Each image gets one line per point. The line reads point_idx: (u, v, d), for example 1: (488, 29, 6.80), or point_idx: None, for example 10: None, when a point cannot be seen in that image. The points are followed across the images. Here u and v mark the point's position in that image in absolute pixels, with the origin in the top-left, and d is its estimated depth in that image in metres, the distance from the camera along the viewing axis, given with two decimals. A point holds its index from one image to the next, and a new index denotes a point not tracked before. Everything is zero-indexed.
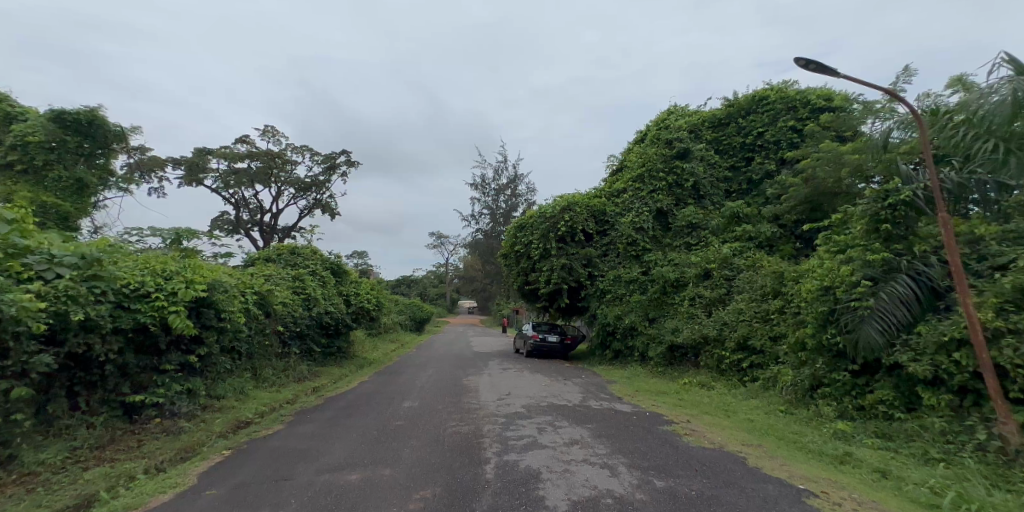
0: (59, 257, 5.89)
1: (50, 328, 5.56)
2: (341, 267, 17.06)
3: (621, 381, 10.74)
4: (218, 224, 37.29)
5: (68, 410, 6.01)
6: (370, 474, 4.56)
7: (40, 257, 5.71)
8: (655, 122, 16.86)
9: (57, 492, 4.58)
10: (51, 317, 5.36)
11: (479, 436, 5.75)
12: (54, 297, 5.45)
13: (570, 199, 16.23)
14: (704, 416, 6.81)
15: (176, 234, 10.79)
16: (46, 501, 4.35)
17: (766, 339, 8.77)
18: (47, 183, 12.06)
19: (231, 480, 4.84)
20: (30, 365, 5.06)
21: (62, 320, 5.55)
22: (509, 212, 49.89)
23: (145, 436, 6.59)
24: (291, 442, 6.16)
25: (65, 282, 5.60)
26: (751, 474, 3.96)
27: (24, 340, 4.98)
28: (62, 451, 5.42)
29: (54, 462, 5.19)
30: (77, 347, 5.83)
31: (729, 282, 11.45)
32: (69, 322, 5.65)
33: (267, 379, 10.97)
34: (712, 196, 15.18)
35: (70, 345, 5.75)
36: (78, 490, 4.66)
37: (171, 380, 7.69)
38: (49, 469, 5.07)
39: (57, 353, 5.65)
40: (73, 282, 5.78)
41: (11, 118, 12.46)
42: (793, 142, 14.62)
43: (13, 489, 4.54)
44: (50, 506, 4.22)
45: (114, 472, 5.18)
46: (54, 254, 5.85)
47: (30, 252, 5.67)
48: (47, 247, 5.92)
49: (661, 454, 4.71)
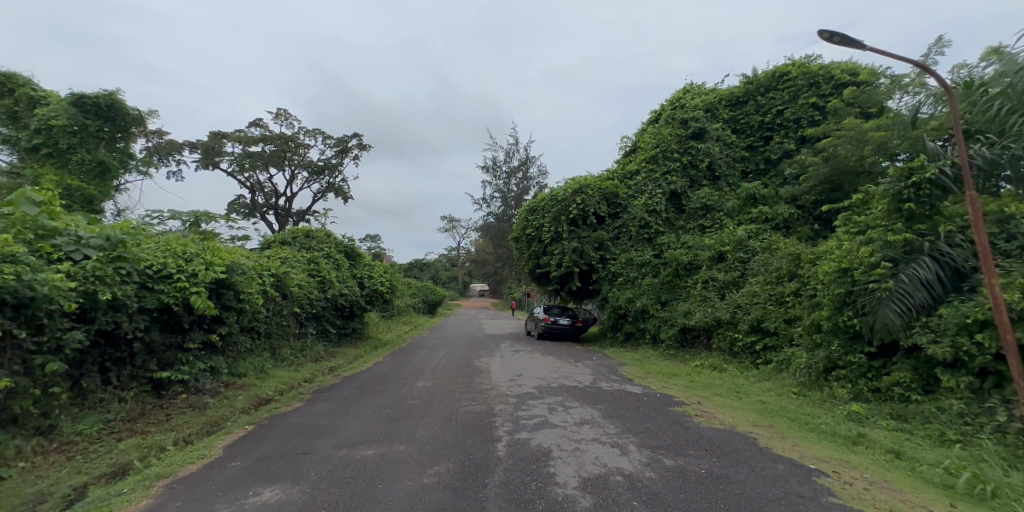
0: (85, 238, 6.12)
1: (81, 306, 5.74)
2: (355, 250, 17.25)
3: (632, 363, 10.76)
4: (234, 207, 37.81)
5: (101, 385, 6.27)
6: (385, 450, 4.66)
7: (68, 239, 5.92)
8: (670, 101, 16.50)
9: (94, 460, 4.92)
10: (81, 296, 5.55)
11: (491, 415, 5.84)
12: (83, 277, 5.65)
13: (583, 181, 16.10)
14: (715, 398, 6.81)
15: (195, 217, 10.97)
16: (85, 468, 4.70)
17: (780, 322, 8.66)
18: (70, 166, 12.34)
19: (253, 453, 5.00)
20: (64, 341, 5.34)
21: (92, 299, 5.75)
22: (521, 195, 49.68)
23: (173, 410, 6.82)
24: (309, 419, 6.32)
25: (93, 263, 5.83)
26: (761, 454, 3.96)
27: (56, 318, 5.26)
28: (97, 422, 5.77)
29: (90, 433, 5.55)
30: (106, 325, 6.01)
31: (743, 264, 11.31)
32: (98, 301, 5.84)
33: (285, 358, 11.23)
34: (729, 177, 14.86)
35: (100, 322, 5.93)
36: (114, 458, 4.97)
37: (195, 358, 7.90)
38: (86, 439, 5.43)
39: (88, 329, 5.83)
40: (100, 262, 6.01)
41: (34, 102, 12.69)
42: (815, 119, 14.08)
43: (54, 457, 4.90)
44: (88, 473, 4.56)
45: (146, 443, 5.45)
46: (81, 236, 6.07)
47: (59, 234, 5.89)
48: (74, 229, 6.13)
49: (671, 434, 4.72)
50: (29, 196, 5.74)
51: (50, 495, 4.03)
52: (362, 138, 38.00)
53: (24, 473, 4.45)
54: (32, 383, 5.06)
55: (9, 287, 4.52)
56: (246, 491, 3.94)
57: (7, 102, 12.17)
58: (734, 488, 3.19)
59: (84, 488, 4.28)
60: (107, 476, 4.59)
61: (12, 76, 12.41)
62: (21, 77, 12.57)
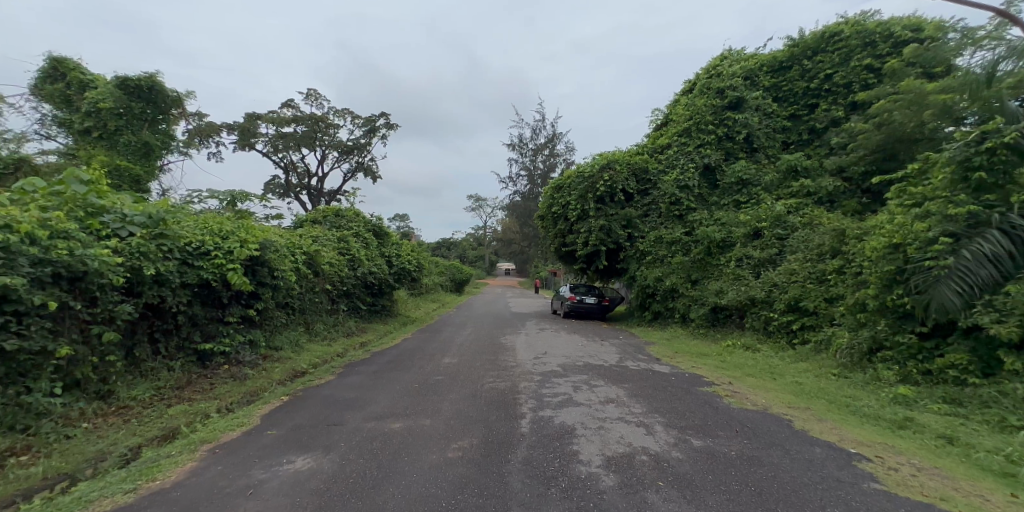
0: (130, 216, 6.28)
1: (128, 281, 5.92)
2: (384, 229, 17.46)
3: (660, 343, 10.54)
4: (270, 188, 38.90)
5: (152, 354, 6.54)
6: (411, 424, 4.70)
7: (114, 216, 6.10)
8: (706, 70, 15.75)
9: (147, 424, 5.16)
10: (129, 271, 5.77)
11: (515, 392, 5.83)
12: (130, 254, 5.85)
13: (611, 157, 15.71)
14: (748, 379, 6.58)
15: (231, 196, 11.25)
16: (139, 430, 4.93)
17: (821, 302, 8.26)
18: (119, 148, 12.87)
19: (289, 420, 5.02)
20: (116, 313, 5.55)
21: (138, 275, 5.96)
22: (548, 173, 49.10)
23: (216, 380, 7.05)
24: (338, 392, 6.44)
25: (138, 240, 6.00)
26: (797, 436, 3.79)
27: (108, 291, 5.49)
28: (150, 389, 6.00)
29: (144, 399, 5.79)
30: (153, 299, 6.21)
31: (781, 241, 10.84)
32: (144, 276, 6.03)
33: (318, 334, 11.56)
34: (768, 149, 14.14)
35: (147, 297, 6.12)
36: (166, 423, 5.21)
37: (234, 331, 8.12)
38: (140, 404, 5.68)
39: (136, 303, 6.04)
40: (145, 240, 6.19)
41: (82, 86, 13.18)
42: (868, 83, 13.04)
43: (113, 419, 5.15)
44: (143, 435, 4.78)
45: (193, 409, 5.69)
46: (126, 213, 6.24)
47: (106, 212, 6.07)
48: (121, 208, 6.35)
49: (700, 415, 4.57)
50: (78, 176, 5.98)
51: (110, 453, 4.28)
52: (389, 117, 38.13)
53: (87, 433, 4.72)
54: (91, 352, 5.35)
55: (63, 261, 4.79)
56: (280, 458, 4.00)
57: (60, 87, 12.69)
58: (767, 471, 3.05)
59: (138, 449, 4.52)
60: (159, 438, 4.79)
61: (63, 61, 12.89)
62: (71, 61, 13.05)
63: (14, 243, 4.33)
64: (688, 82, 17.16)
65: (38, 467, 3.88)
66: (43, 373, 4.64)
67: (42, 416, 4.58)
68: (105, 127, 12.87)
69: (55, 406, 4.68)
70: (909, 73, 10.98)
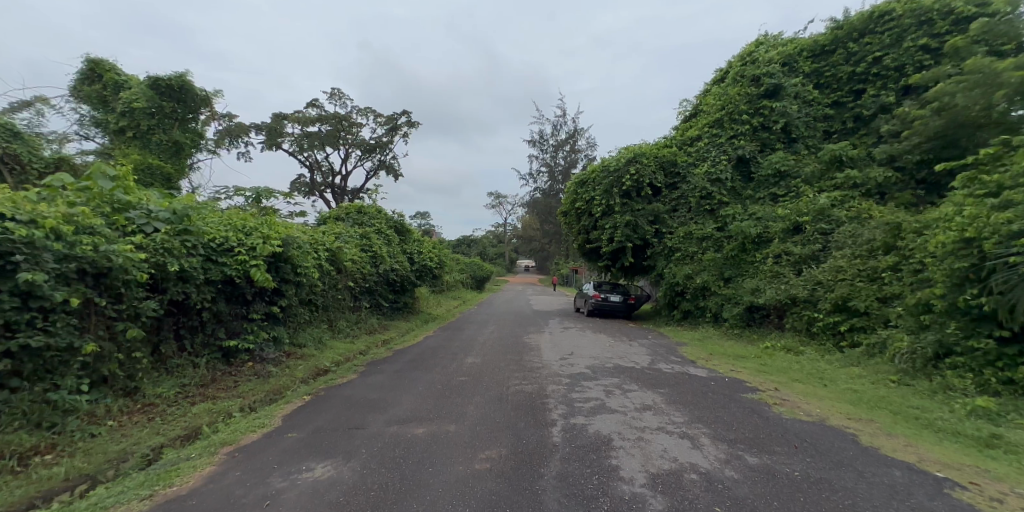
0: (155, 212, 5.89)
1: (152, 277, 5.50)
2: (406, 226, 17.32)
3: (693, 343, 10.05)
4: (295, 187, 39.50)
5: (177, 350, 6.11)
6: (436, 430, 4.39)
7: (140, 212, 5.72)
8: (739, 57, 15.14)
9: (171, 422, 4.70)
10: (152, 269, 5.34)
11: (543, 396, 5.50)
12: (154, 251, 5.43)
13: (637, 150, 15.23)
14: (797, 385, 6.09)
15: (256, 193, 11.20)
16: (162, 430, 4.49)
17: (873, 302, 7.86)
18: (151, 146, 12.98)
19: (309, 424, 4.63)
20: (141, 310, 5.15)
21: (162, 273, 5.53)
22: (569, 170, 48.61)
23: (240, 377, 6.65)
24: (359, 392, 6.20)
25: (162, 235, 5.58)
26: (868, 456, 3.36)
27: (133, 287, 5.10)
28: (174, 386, 5.54)
29: (169, 396, 5.32)
30: (177, 295, 5.78)
31: (825, 236, 10.25)
32: (168, 272, 5.60)
33: (341, 331, 11.45)
34: (808, 139, 13.42)
35: (172, 293, 5.70)
36: (188, 422, 4.76)
37: (259, 328, 7.80)
38: (165, 402, 5.21)
39: (161, 300, 5.63)
40: (170, 236, 5.76)
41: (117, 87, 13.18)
42: (923, 64, 12.09)
43: (136, 418, 4.70)
44: (165, 435, 4.33)
45: (217, 408, 5.25)
46: (151, 209, 5.86)
47: (132, 208, 5.70)
48: (145, 203, 5.95)
49: (751, 427, 4.14)
50: (104, 170, 5.66)
51: (132, 453, 3.90)
52: (411, 115, 38.22)
53: (111, 432, 4.31)
54: (117, 349, 4.98)
55: (87, 257, 4.46)
56: (300, 464, 3.60)
57: (96, 88, 12.77)
58: (842, 498, 2.65)
59: (162, 449, 4.09)
60: (182, 438, 4.35)
61: (99, 62, 12.93)
62: (106, 62, 13.09)
63: (39, 239, 3.99)
64: (720, 71, 16.52)
65: (60, 467, 3.54)
66: (70, 369, 4.33)
67: (68, 413, 4.24)
68: (138, 126, 12.92)
69: (81, 403, 4.32)
70: (975, 51, 10.08)
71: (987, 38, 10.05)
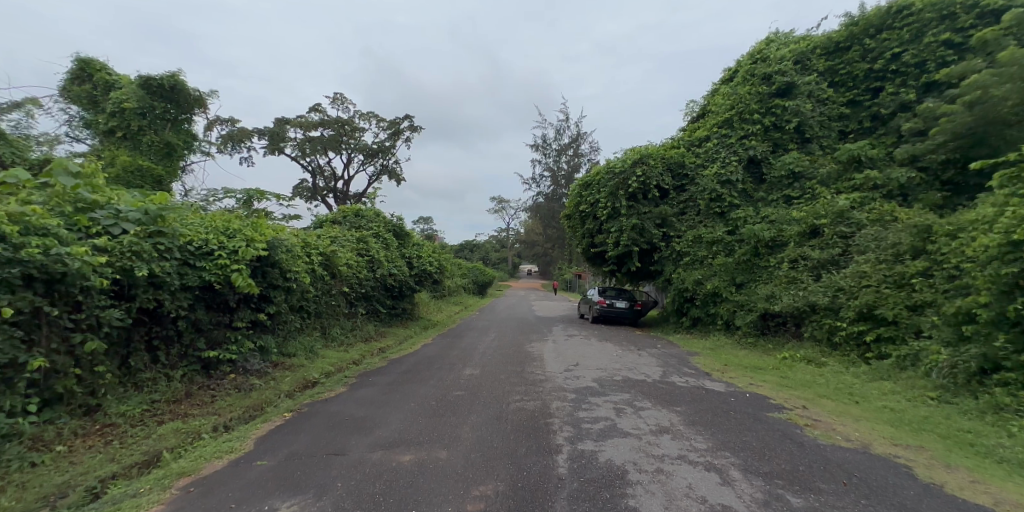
0: (125, 212, 5.37)
1: (117, 283, 4.97)
2: (404, 230, 16.85)
3: (705, 353, 9.56)
4: (297, 191, 39.22)
5: (149, 363, 5.57)
6: (425, 457, 3.86)
7: (107, 212, 5.20)
8: (749, 55, 14.68)
9: (130, 447, 4.15)
10: (117, 273, 4.80)
11: (547, 415, 4.96)
12: (120, 254, 4.88)
13: (644, 151, 14.76)
14: (826, 402, 5.54)
15: (248, 195, 10.72)
16: (118, 456, 3.93)
17: (902, 310, 7.44)
18: (142, 147, 12.37)
19: (283, 449, 4.10)
20: (103, 319, 4.63)
21: (129, 278, 4.99)
22: (572, 174, 48.25)
23: (220, 391, 6.13)
24: (346, 409, 5.70)
25: (130, 237, 5.05)
26: (934, 499, 2.83)
27: (94, 294, 4.57)
28: (141, 404, 5.00)
29: (134, 415, 4.77)
30: (148, 303, 5.25)
31: (845, 239, 9.72)
32: (137, 278, 5.07)
33: (335, 339, 10.96)
34: (822, 139, 12.92)
35: (141, 300, 5.17)
36: (150, 445, 4.20)
37: (243, 337, 7.30)
38: (128, 422, 4.66)
39: (128, 309, 5.09)
40: (139, 238, 5.23)
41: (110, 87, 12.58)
42: (946, 60, 11.56)
43: (91, 441, 4.14)
44: (118, 462, 3.77)
45: (186, 428, 4.71)
46: (120, 209, 5.34)
47: (98, 207, 5.18)
48: (115, 203, 5.44)
49: (787, 456, 3.59)
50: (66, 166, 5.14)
51: (74, 487, 3.32)
52: (413, 119, 37.93)
53: (58, 459, 3.75)
54: (75, 364, 4.46)
55: (35, 261, 3.93)
56: (262, 503, 3.08)
57: (86, 88, 12.15)
58: None
59: (112, 480, 3.53)
60: (139, 465, 3.81)
61: (90, 61, 12.33)
62: (98, 62, 12.51)
63: None
64: (729, 71, 16.05)
65: None
66: (14, 388, 3.79)
67: (9, 439, 3.69)
68: (129, 126, 12.31)
69: (25, 426, 3.77)
70: (1005, 44, 9.55)
71: (1019, 30, 9.52)
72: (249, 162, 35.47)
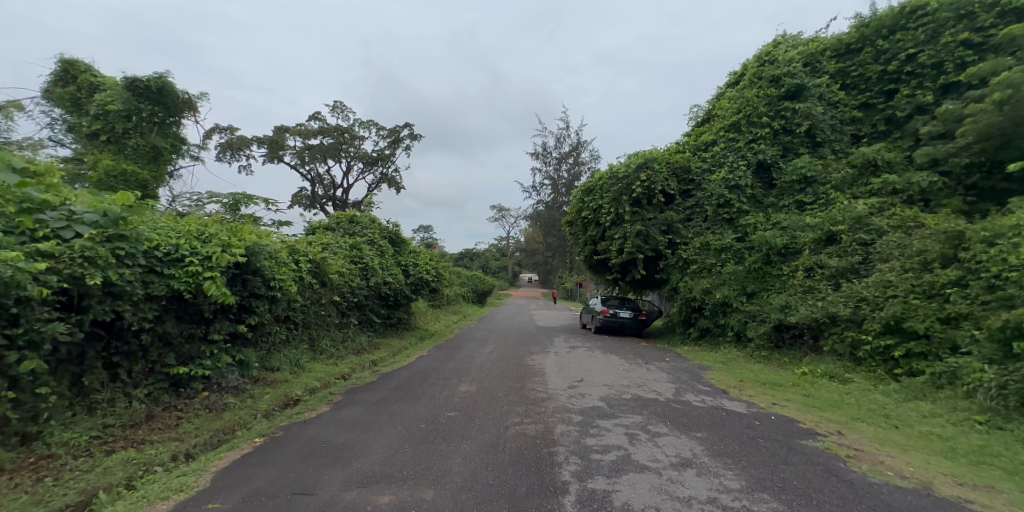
0: (80, 214, 4.80)
1: (66, 293, 4.39)
2: (401, 237, 16.31)
3: (718, 367, 9.00)
4: (296, 200, 38.82)
5: (106, 382, 4.97)
6: (406, 498, 3.26)
7: (59, 214, 4.64)
8: (756, 58, 14.18)
9: (66, 484, 3.53)
10: (65, 282, 4.21)
11: (550, 442, 4.36)
12: (69, 260, 4.30)
13: (648, 155, 14.30)
14: (863, 427, 4.94)
15: (235, 200, 10.17)
16: (49, 496, 3.32)
17: (934, 323, 6.90)
18: (126, 151, 11.46)
19: (243, 487, 3.50)
20: (44, 335, 4.03)
21: (80, 287, 4.40)
22: (572, 182, 47.95)
23: (188, 412, 5.53)
24: (325, 433, 5.10)
25: (83, 241, 4.48)
26: None
27: (34, 306, 3.99)
28: (91, 430, 4.38)
29: (80, 443, 4.16)
30: (104, 315, 4.66)
31: (865, 247, 9.17)
32: (89, 287, 4.48)
33: (324, 351, 10.38)
34: (834, 143, 12.43)
35: (95, 312, 4.58)
36: (90, 482, 3.59)
37: (220, 352, 6.72)
38: (71, 452, 4.04)
39: (79, 322, 4.50)
40: (94, 242, 4.64)
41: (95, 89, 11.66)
42: (964, 61, 11.03)
43: (21, 478, 3.53)
44: (45, 506, 3.17)
45: (139, 459, 4.10)
46: (75, 211, 4.78)
47: (48, 208, 4.62)
48: (70, 204, 4.86)
49: (838, 501, 3.00)
50: (11, 162, 4.58)
51: None
52: (413, 127, 37.67)
53: None
54: (9, 386, 3.86)
55: None
56: None
57: (70, 89, 11.33)
58: None
59: None
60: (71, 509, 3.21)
61: (74, 62, 11.58)
62: (82, 63, 11.75)
63: None
64: (734, 74, 15.61)
65: None
66: None
67: None
68: (112, 129, 11.44)
69: None
70: None
71: None
72: (248, 169, 35.08)
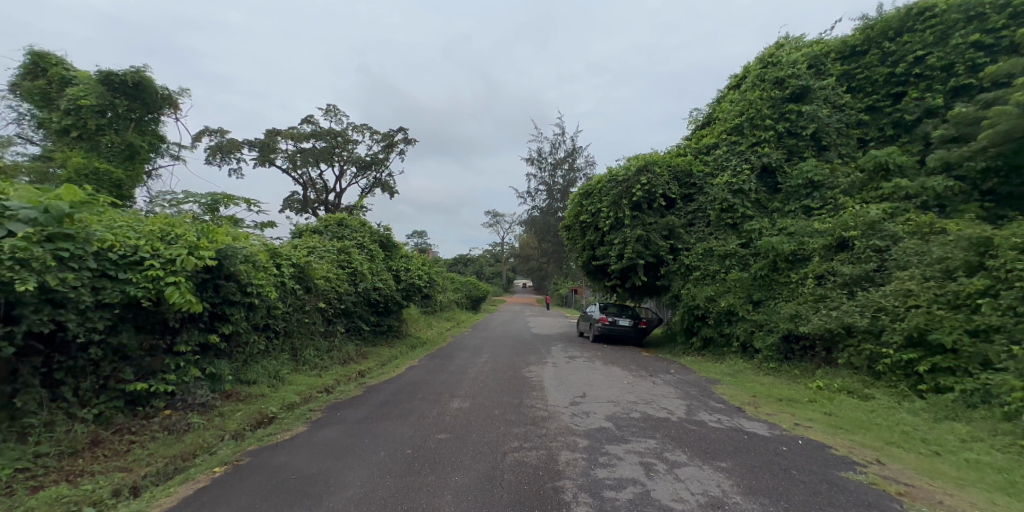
0: (15, 210, 4.17)
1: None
2: (392, 240, 15.72)
3: (727, 381, 8.52)
4: (288, 204, 38.12)
5: (46, 402, 4.36)
6: None
7: None
8: (759, 60, 13.70)
9: None
10: None
11: (555, 473, 3.79)
12: None
13: (648, 158, 13.89)
14: (903, 455, 4.40)
15: (213, 200, 9.59)
16: None
17: (962, 336, 6.39)
18: (99, 149, 10.68)
19: None
20: None
21: (9, 294, 3.77)
22: (567, 188, 47.70)
23: (144, 435, 4.91)
24: (297, 461, 4.47)
25: (15, 240, 3.85)
26: None
27: None
28: (20, 460, 3.77)
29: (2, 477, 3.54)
30: (41, 326, 4.04)
31: (880, 254, 8.68)
32: (22, 294, 3.86)
33: (307, 361, 9.76)
34: (841, 147, 11.97)
35: (30, 323, 3.95)
36: None
37: (187, 365, 6.10)
38: None
39: (10, 334, 3.87)
40: (30, 242, 4.01)
41: (67, 83, 10.92)
42: (976, 63, 10.58)
43: None
44: None
45: (72, 495, 3.49)
46: (9, 206, 4.14)
47: None
48: (5, 199, 4.23)
49: None
50: None
51: None
52: (406, 131, 37.13)
53: None
54: None
55: None
56: None
57: (39, 83, 10.53)
58: None
59: None
60: None
61: (44, 55, 10.79)
62: (54, 56, 10.95)
63: None
64: (736, 77, 15.19)
65: None
66: None
67: None
68: (84, 125, 10.61)
69: None
70: None
71: None
72: (239, 172, 34.39)
